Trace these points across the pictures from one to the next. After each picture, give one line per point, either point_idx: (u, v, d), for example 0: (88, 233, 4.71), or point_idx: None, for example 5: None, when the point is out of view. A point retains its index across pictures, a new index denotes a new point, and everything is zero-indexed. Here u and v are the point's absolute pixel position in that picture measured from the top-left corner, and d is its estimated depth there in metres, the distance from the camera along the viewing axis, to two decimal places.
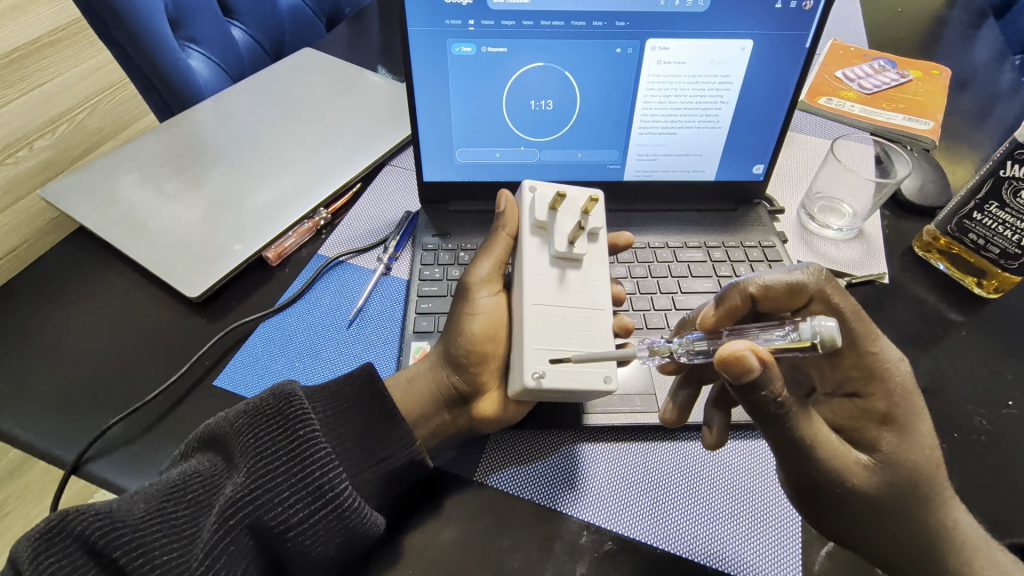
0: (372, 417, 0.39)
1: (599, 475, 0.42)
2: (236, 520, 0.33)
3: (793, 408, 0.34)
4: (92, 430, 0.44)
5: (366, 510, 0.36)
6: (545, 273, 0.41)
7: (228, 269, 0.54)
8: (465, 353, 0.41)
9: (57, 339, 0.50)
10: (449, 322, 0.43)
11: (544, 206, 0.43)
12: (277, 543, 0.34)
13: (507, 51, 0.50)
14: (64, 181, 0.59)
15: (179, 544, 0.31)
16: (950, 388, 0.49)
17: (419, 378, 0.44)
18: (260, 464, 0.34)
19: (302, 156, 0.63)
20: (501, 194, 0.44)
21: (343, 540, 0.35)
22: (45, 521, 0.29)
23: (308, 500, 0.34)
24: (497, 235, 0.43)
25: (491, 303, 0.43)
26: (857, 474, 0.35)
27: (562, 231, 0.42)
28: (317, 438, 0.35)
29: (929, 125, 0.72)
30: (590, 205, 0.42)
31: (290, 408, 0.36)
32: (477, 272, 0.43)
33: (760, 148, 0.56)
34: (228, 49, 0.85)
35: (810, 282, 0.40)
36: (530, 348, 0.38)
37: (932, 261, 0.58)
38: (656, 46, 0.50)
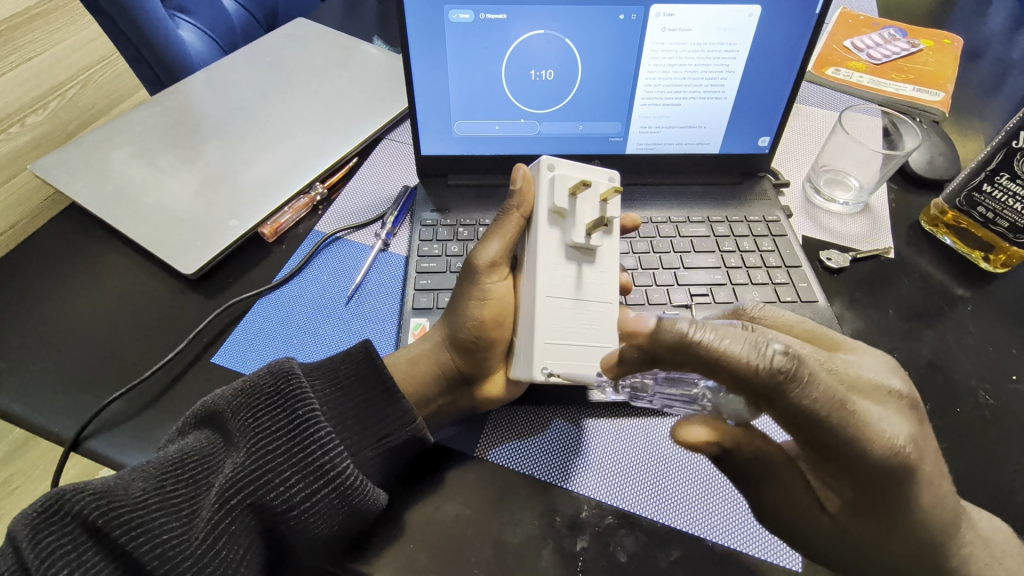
0: (372, 394, 0.39)
1: (598, 449, 0.42)
2: (236, 499, 0.32)
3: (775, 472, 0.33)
4: (92, 406, 0.44)
5: (366, 487, 0.35)
6: (563, 266, 0.40)
7: (224, 245, 0.53)
8: (473, 338, 0.42)
9: (52, 317, 0.49)
10: (455, 304, 0.43)
11: (565, 190, 0.41)
12: (279, 523, 0.34)
13: (506, 17, 0.48)
14: (55, 157, 0.58)
15: (179, 522, 0.31)
16: (954, 363, 0.48)
17: (420, 358, 0.44)
18: (258, 443, 0.34)
19: (296, 130, 0.62)
20: (518, 168, 0.43)
21: (345, 519, 0.34)
22: (43, 501, 0.29)
23: (310, 479, 0.34)
24: (508, 215, 0.42)
25: (501, 289, 0.42)
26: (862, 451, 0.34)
27: (581, 221, 0.40)
28: (315, 416, 0.35)
29: (939, 97, 0.70)
30: (611, 194, 0.41)
31: (288, 386, 0.36)
32: (485, 255, 0.42)
33: (767, 119, 0.55)
34: (220, 19, 0.82)
35: (770, 373, 0.28)
36: (540, 342, 0.38)
37: (939, 235, 0.57)
38: (661, 12, 0.48)
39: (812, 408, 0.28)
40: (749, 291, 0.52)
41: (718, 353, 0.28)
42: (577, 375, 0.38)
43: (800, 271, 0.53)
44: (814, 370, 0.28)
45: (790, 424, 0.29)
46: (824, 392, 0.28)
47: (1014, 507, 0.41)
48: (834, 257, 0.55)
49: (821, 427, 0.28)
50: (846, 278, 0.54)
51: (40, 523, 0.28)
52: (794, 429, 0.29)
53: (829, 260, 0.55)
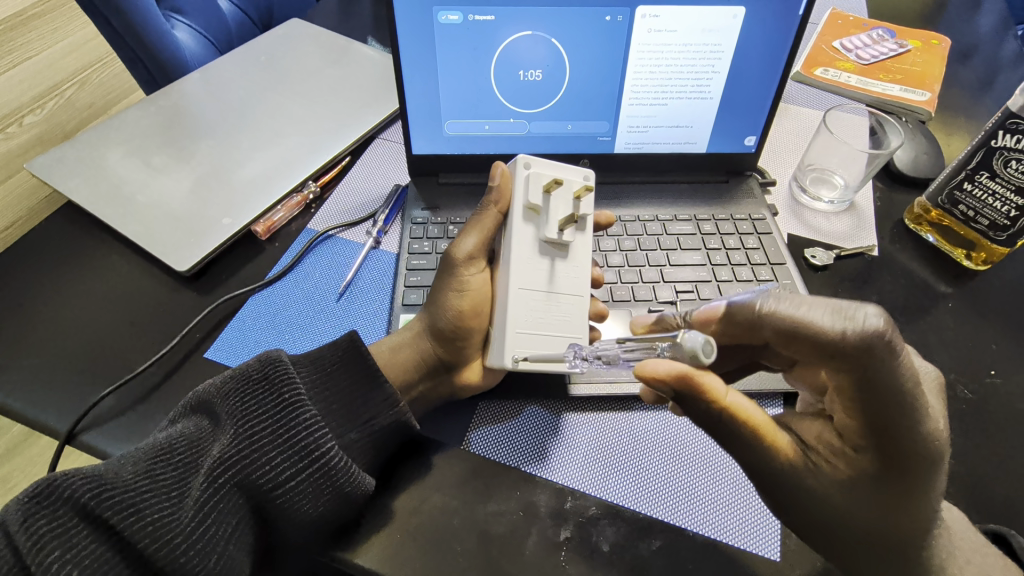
0: (355, 380, 0.41)
1: (582, 443, 0.43)
2: (225, 478, 0.34)
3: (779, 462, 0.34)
4: (84, 401, 0.45)
5: (351, 468, 0.37)
6: (534, 259, 0.41)
7: (217, 243, 0.54)
8: (451, 327, 0.43)
9: (46, 314, 0.50)
10: (433, 294, 0.44)
11: (539, 188, 0.42)
12: (267, 503, 0.35)
13: (494, 19, 0.49)
14: (49, 156, 0.58)
15: (170, 499, 0.32)
16: (935, 358, 0.49)
17: (400, 347, 0.45)
18: (246, 426, 0.35)
19: (289, 129, 0.63)
20: (496, 164, 0.43)
21: (331, 496, 0.36)
22: (35, 487, 0.29)
23: (297, 457, 0.36)
24: (486, 210, 0.43)
25: (478, 281, 0.44)
26: (890, 469, 0.32)
27: (555, 216, 0.42)
28: (302, 401, 0.37)
29: (925, 96, 0.71)
30: (584, 192, 0.41)
31: (276, 372, 0.37)
32: (462, 249, 0.43)
33: (751, 118, 0.56)
34: (215, 19, 0.83)
35: (852, 344, 0.31)
36: (511, 332, 0.40)
37: (921, 233, 0.58)
38: (646, 14, 0.49)
39: (889, 380, 0.31)
40: (734, 288, 0.53)
41: (798, 324, 0.33)
42: (549, 359, 0.39)
43: (784, 268, 0.54)
44: (903, 348, 0.31)
45: (863, 394, 0.32)
46: (901, 374, 0.31)
47: (988, 498, 0.42)
48: (818, 254, 0.56)
49: (884, 394, 0.31)
50: (830, 275, 0.55)
51: (33, 507, 0.29)
52: (864, 398, 0.32)
53: (813, 257, 0.56)
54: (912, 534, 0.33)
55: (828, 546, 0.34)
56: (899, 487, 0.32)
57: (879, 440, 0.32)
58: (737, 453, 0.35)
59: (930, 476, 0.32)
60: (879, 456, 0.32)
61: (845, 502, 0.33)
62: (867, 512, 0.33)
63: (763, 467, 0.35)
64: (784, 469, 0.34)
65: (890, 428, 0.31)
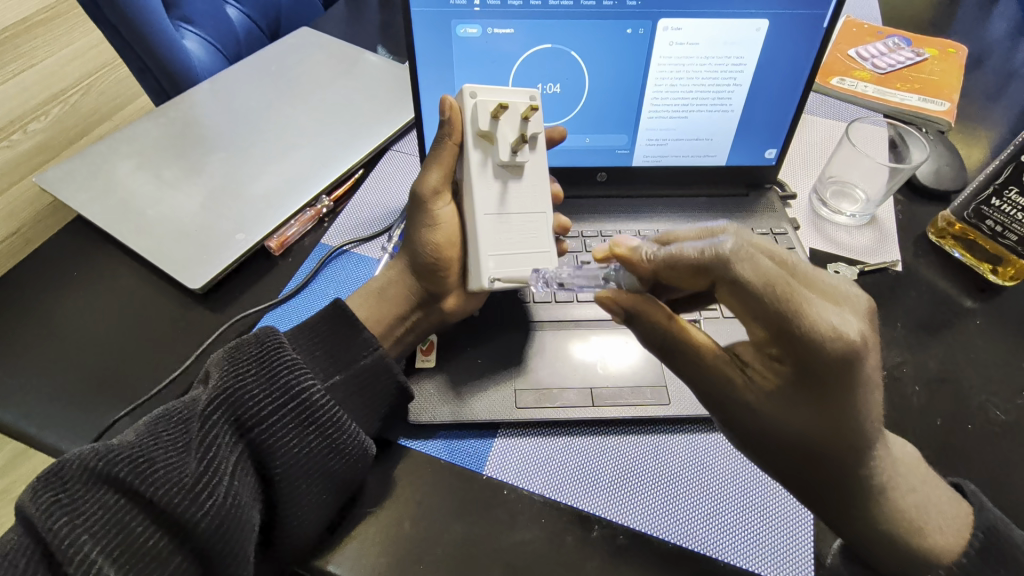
0: (347, 340, 0.42)
1: (607, 469, 0.42)
2: (220, 429, 0.34)
3: (715, 374, 0.36)
4: (98, 424, 0.44)
5: (352, 431, 0.38)
6: (491, 185, 0.42)
7: (230, 259, 0.53)
8: (432, 260, 0.45)
9: (57, 333, 0.49)
10: (409, 234, 0.45)
11: (487, 115, 0.41)
12: (265, 450, 0.35)
13: (514, 32, 0.48)
14: (59, 169, 0.57)
15: (169, 453, 0.32)
16: (964, 377, 0.48)
17: (388, 286, 0.47)
18: (248, 396, 0.36)
19: (301, 141, 0.62)
20: (444, 98, 0.43)
21: (336, 456, 0.37)
22: (52, 471, 0.30)
23: (286, 402, 0.36)
24: (443, 144, 0.43)
25: (449, 212, 0.44)
26: (809, 373, 0.33)
27: (505, 140, 0.42)
28: (299, 366, 0.38)
29: (944, 106, 0.70)
30: (531, 111, 0.41)
31: (271, 344, 0.38)
32: (428, 183, 0.43)
33: (772, 131, 0.55)
34: (224, 29, 0.82)
35: (713, 260, 0.34)
36: (486, 255, 0.41)
37: (946, 247, 0.57)
38: (668, 26, 0.48)
39: (755, 281, 0.33)
40: None
41: (674, 257, 0.36)
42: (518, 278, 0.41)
43: None
44: (761, 257, 0.34)
45: (739, 300, 0.34)
46: (764, 272, 0.34)
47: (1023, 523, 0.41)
48: (841, 269, 0.55)
49: (763, 297, 0.33)
50: None
51: (51, 487, 0.30)
52: (745, 304, 0.34)
53: (837, 273, 0.55)
54: (834, 438, 0.34)
55: (764, 451, 0.36)
56: (816, 396, 0.33)
57: (784, 344, 0.33)
58: (677, 362, 0.37)
59: (847, 375, 0.32)
60: (792, 361, 0.33)
61: (775, 408, 0.34)
62: (796, 417, 0.34)
63: (693, 370, 0.37)
64: (721, 381, 0.36)
65: (789, 331, 0.32)
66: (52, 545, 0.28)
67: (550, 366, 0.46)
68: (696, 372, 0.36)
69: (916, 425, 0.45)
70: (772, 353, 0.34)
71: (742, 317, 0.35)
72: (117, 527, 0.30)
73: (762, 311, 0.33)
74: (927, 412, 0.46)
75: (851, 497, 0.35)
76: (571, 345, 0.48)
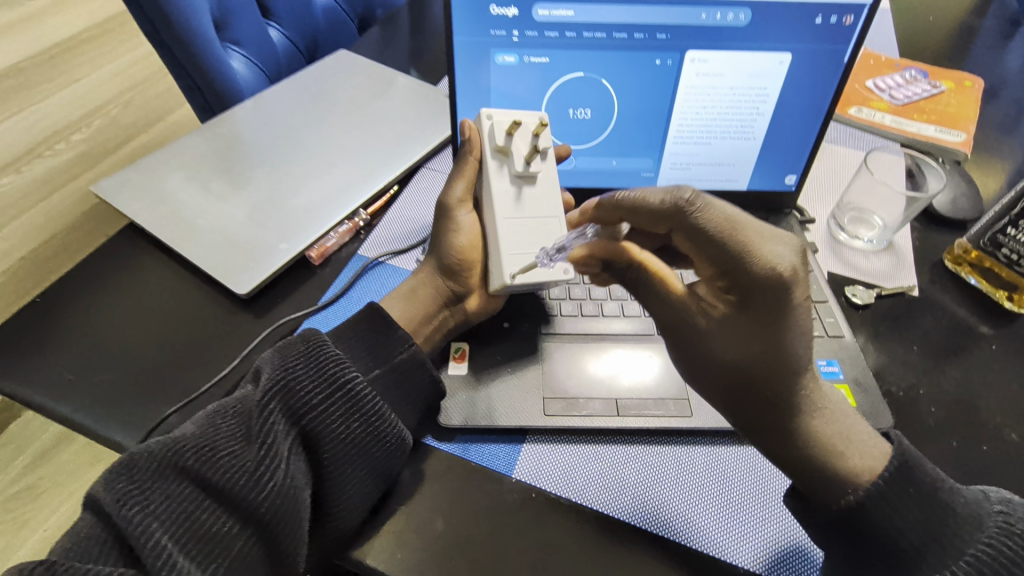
0: (382, 337, 0.45)
1: (633, 477, 0.44)
2: (274, 419, 0.38)
3: (671, 308, 0.40)
4: (149, 419, 0.47)
5: (392, 420, 0.41)
6: (507, 190, 0.47)
7: (274, 267, 0.56)
8: (457, 261, 0.50)
9: (110, 333, 0.52)
10: (436, 239, 0.51)
11: (502, 132, 0.47)
12: (315, 437, 0.39)
13: (549, 61, 0.51)
14: (115, 179, 0.61)
15: (229, 444, 0.36)
16: (980, 401, 0.49)
17: (419, 286, 0.51)
18: (297, 391, 0.39)
19: (340, 157, 0.65)
20: (463, 121, 0.49)
21: (378, 444, 0.40)
22: (121, 461, 0.34)
23: (332, 393, 0.40)
24: (465, 160, 0.49)
25: (469, 219, 0.50)
26: (750, 300, 0.36)
27: (519, 152, 0.47)
28: (342, 362, 0.41)
29: (960, 137, 0.72)
30: (541, 127, 0.46)
31: (315, 344, 0.41)
32: (453, 193, 0.49)
33: (792, 159, 0.57)
34: (267, 50, 0.86)
35: (677, 202, 0.37)
36: (505, 255, 0.45)
37: (962, 274, 0.58)
38: (695, 58, 0.51)
39: (706, 222, 0.37)
40: None
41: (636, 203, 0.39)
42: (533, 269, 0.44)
43: (825, 305, 0.54)
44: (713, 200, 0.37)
45: (696, 235, 0.37)
46: (718, 214, 0.37)
47: None
48: (859, 292, 0.56)
49: (712, 235, 0.37)
50: (870, 313, 0.56)
51: (122, 475, 0.33)
52: (697, 238, 0.37)
53: (854, 296, 0.56)
54: (780, 364, 0.37)
55: (716, 374, 0.39)
56: (755, 321, 0.37)
57: (729, 275, 0.37)
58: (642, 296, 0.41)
59: (786, 301, 0.36)
60: (736, 291, 0.37)
61: (725, 335, 0.38)
62: (745, 344, 0.37)
63: (651, 301, 0.41)
64: (676, 313, 0.39)
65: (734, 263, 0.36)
66: (127, 531, 0.31)
67: (575, 378, 0.48)
68: (653, 303, 0.41)
69: (932, 445, 0.47)
70: (722, 287, 0.38)
71: (699, 253, 0.38)
72: (185, 516, 0.33)
73: (710, 244, 0.37)
74: (943, 433, 0.47)
75: (780, 418, 0.38)
76: (594, 359, 0.50)
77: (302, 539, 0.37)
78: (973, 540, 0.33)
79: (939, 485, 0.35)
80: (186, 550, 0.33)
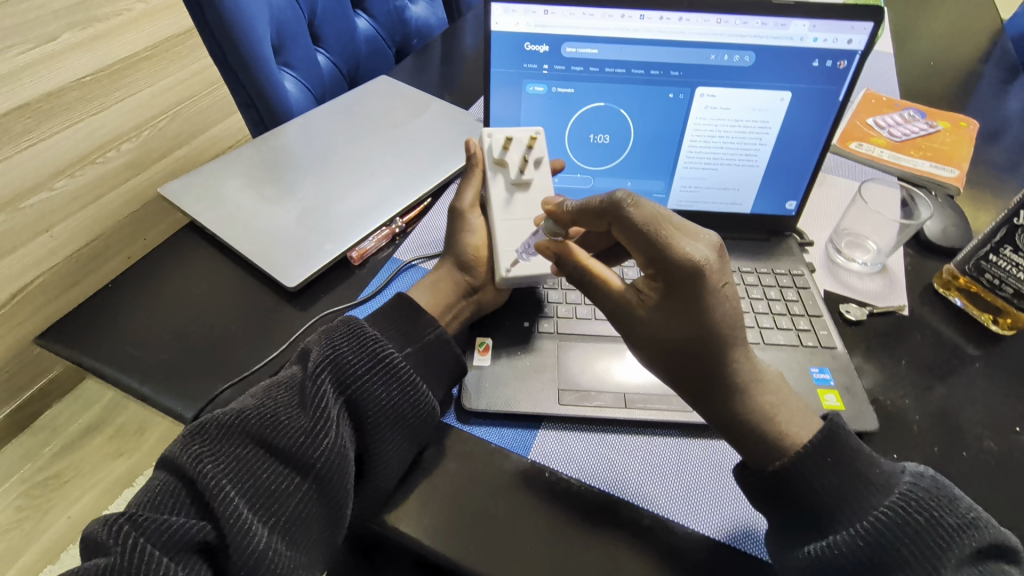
0: (411, 321, 0.50)
1: (636, 463, 0.48)
2: (325, 389, 0.43)
3: (618, 301, 0.46)
4: (205, 393, 0.52)
5: (424, 393, 0.46)
6: (504, 196, 0.57)
7: (319, 265, 0.62)
8: (473, 256, 0.56)
9: (172, 317, 0.58)
10: (451, 240, 0.58)
11: (500, 146, 0.57)
12: (360, 406, 0.44)
13: (574, 91, 0.58)
14: (180, 183, 0.68)
15: (285, 411, 0.41)
16: (962, 413, 0.53)
17: (439, 280, 0.56)
18: (343, 366, 0.45)
19: (380, 170, 0.72)
20: (468, 140, 0.58)
21: (412, 413, 0.46)
22: (193, 428, 0.40)
23: (374, 366, 0.45)
24: (471, 170, 0.58)
25: (479, 221, 0.58)
26: (675, 287, 0.42)
27: (514, 163, 0.57)
28: (379, 342, 0.46)
29: (954, 173, 0.77)
30: (532, 141, 0.57)
31: (356, 327, 0.47)
32: (464, 199, 0.58)
33: (792, 186, 0.63)
34: (315, 72, 0.94)
35: (605, 206, 0.43)
36: (504, 251, 0.55)
37: (950, 297, 0.63)
38: (705, 93, 0.57)
39: (636, 221, 0.42)
40: (775, 334, 0.58)
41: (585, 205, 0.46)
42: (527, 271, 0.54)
43: (821, 320, 0.59)
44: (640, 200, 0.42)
45: (625, 236, 0.43)
46: (644, 214, 0.42)
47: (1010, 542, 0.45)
48: (852, 309, 0.61)
49: (636, 233, 0.42)
50: (862, 330, 0.60)
51: (194, 439, 0.39)
52: (626, 239, 0.43)
53: (848, 312, 0.61)
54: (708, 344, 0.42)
55: (660, 358, 0.45)
56: (680, 304, 0.42)
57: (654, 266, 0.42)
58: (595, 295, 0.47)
59: (707, 287, 0.41)
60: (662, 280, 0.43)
61: (662, 322, 0.44)
62: (677, 328, 0.43)
63: (599, 294, 0.47)
64: (620, 305, 0.46)
65: (658, 256, 0.42)
66: (200, 484, 0.37)
67: (587, 373, 0.53)
68: (602, 297, 0.47)
69: (916, 450, 0.51)
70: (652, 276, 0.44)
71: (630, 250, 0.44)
72: (248, 474, 0.39)
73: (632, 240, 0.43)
74: (926, 439, 0.51)
75: (723, 396, 0.43)
76: (606, 357, 0.55)
77: (349, 496, 0.42)
78: (883, 501, 0.38)
79: (861, 456, 0.40)
80: (248, 502, 0.38)
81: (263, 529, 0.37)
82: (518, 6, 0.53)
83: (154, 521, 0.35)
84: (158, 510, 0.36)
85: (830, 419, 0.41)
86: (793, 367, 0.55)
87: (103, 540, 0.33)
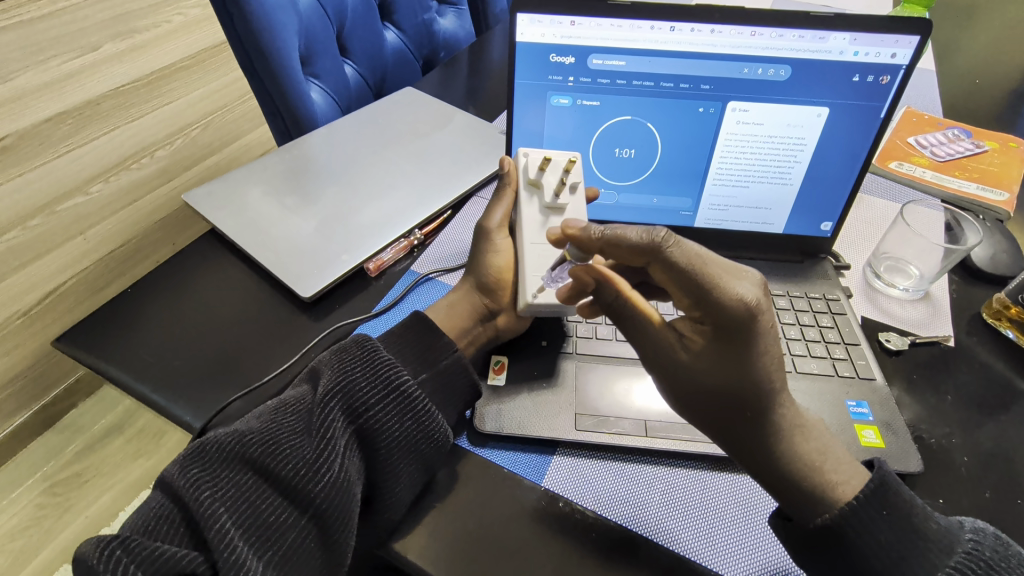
0: (427, 342, 0.49)
1: (655, 496, 0.46)
2: (332, 416, 0.42)
3: (658, 347, 0.43)
4: (215, 402, 0.52)
5: (436, 422, 0.45)
6: (536, 218, 0.55)
7: (336, 275, 0.61)
8: (495, 280, 0.55)
9: (188, 324, 0.58)
10: (474, 259, 0.56)
11: (536, 168, 0.57)
12: (369, 435, 0.43)
13: (600, 104, 0.56)
14: (203, 190, 0.68)
15: (289, 438, 0.40)
16: (1016, 456, 0.49)
17: (457, 301, 0.55)
18: (353, 390, 0.43)
19: (401, 182, 0.71)
20: (502, 159, 0.58)
21: (424, 442, 0.44)
22: (194, 449, 0.39)
23: (387, 394, 0.44)
24: (503, 191, 0.57)
25: (505, 243, 0.56)
26: (723, 334, 0.40)
27: (548, 186, 0.56)
28: (392, 367, 0.45)
29: (1003, 196, 0.73)
30: (570, 164, 0.56)
31: (368, 349, 0.45)
32: (492, 219, 0.56)
33: (828, 206, 0.60)
34: (341, 83, 0.94)
35: (648, 241, 0.41)
36: (530, 275, 0.52)
37: (1001, 328, 0.58)
38: (737, 108, 0.55)
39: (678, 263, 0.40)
40: (808, 363, 0.54)
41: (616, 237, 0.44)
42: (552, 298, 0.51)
43: (858, 348, 0.55)
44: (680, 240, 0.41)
45: (670, 276, 0.41)
46: (687, 256, 0.40)
47: None
48: (892, 338, 0.57)
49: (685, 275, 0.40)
50: (904, 360, 0.56)
51: (194, 463, 0.38)
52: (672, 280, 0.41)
53: (888, 341, 0.57)
54: (755, 391, 0.40)
55: (699, 405, 0.42)
56: (731, 348, 0.40)
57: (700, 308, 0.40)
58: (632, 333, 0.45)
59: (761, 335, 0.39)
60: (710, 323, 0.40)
61: (705, 367, 0.41)
62: (725, 375, 0.40)
63: (641, 338, 0.44)
64: (660, 349, 0.43)
65: (703, 300, 0.40)
66: (196, 512, 0.36)
67: (605, 397, 0.51)
68: (643, 340, 0.44)
69: (964, 494, 0.47)
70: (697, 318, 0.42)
71: (674, 291, 0.42)
72: (246, 502, 0.37)
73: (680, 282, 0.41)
74: (976, 483, 0.47)
75: (759, 437, 0.40)
76: (628, 380, 0.52)
77: (351, 531, 0.40)
78: (947, 562, 0.35)
79: (914, 508, 0.37)
80: (245, 534, 0.36)
81: (259, 563, 0.36)
82: (544, 16, 0.52)
83: (145, 548, 0.33)
84: (151, 537, 0.35)
85: (880, 469, 0.38)
86: (828, 398, 0.52)
87: (92, 565, 0.32)
